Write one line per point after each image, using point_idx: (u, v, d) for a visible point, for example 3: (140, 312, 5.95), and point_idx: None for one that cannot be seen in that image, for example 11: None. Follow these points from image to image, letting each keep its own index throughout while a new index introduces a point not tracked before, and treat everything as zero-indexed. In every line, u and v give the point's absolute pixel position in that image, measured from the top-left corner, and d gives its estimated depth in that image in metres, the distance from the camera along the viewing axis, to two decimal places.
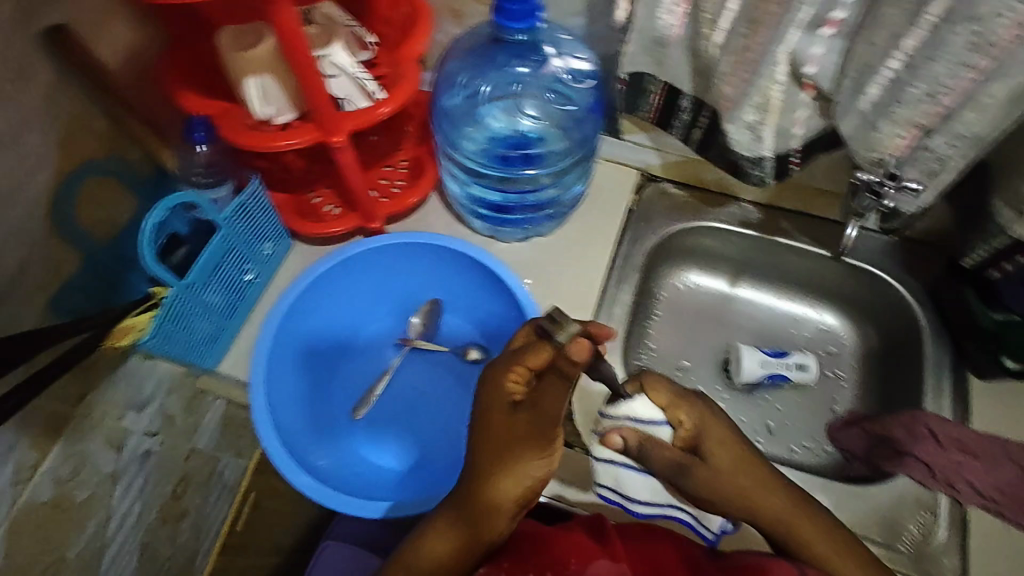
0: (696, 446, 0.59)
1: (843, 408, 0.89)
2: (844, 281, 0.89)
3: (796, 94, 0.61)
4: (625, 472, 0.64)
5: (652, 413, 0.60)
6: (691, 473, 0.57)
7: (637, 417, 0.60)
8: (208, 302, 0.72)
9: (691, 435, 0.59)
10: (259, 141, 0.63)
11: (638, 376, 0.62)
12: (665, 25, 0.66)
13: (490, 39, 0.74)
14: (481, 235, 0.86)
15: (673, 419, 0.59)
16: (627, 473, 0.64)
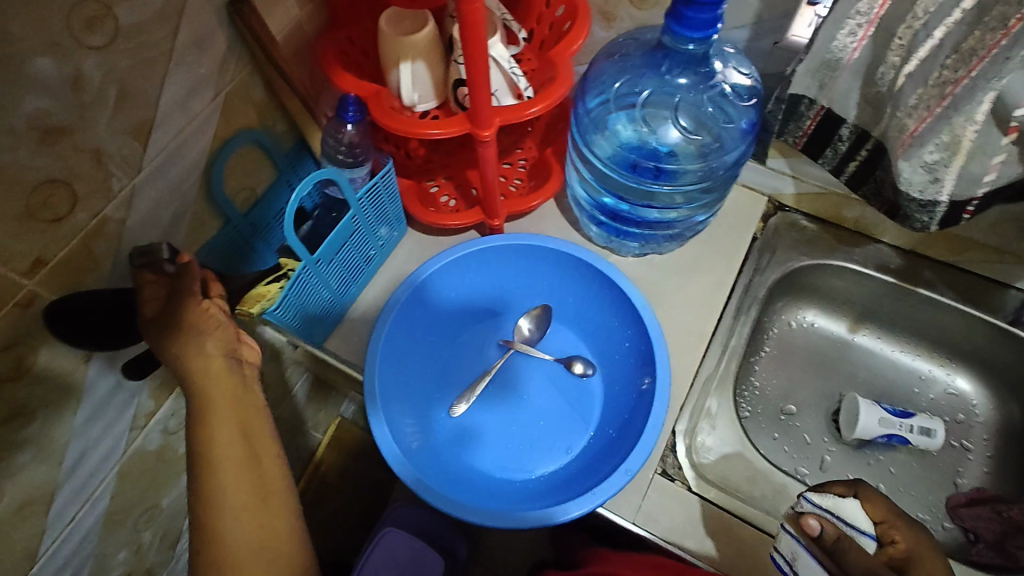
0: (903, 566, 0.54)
1: (968, 483, 0.81)
2: (989, 344, 0.81)
3: (995, 137, 0.54)
4: (807, 555, 0.56)
5: (862, 520, 0.56)
6: None
7: (848, 519, 0.56)
8: (328, 279, 0.73)
9: (901, 555, 0.55)
10: (408, 128, 0.62)
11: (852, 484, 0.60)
12: (841, 48, 0.62)
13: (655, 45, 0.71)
14: (596, 243, 0.85)
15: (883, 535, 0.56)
16: (807, 559, 0.56)
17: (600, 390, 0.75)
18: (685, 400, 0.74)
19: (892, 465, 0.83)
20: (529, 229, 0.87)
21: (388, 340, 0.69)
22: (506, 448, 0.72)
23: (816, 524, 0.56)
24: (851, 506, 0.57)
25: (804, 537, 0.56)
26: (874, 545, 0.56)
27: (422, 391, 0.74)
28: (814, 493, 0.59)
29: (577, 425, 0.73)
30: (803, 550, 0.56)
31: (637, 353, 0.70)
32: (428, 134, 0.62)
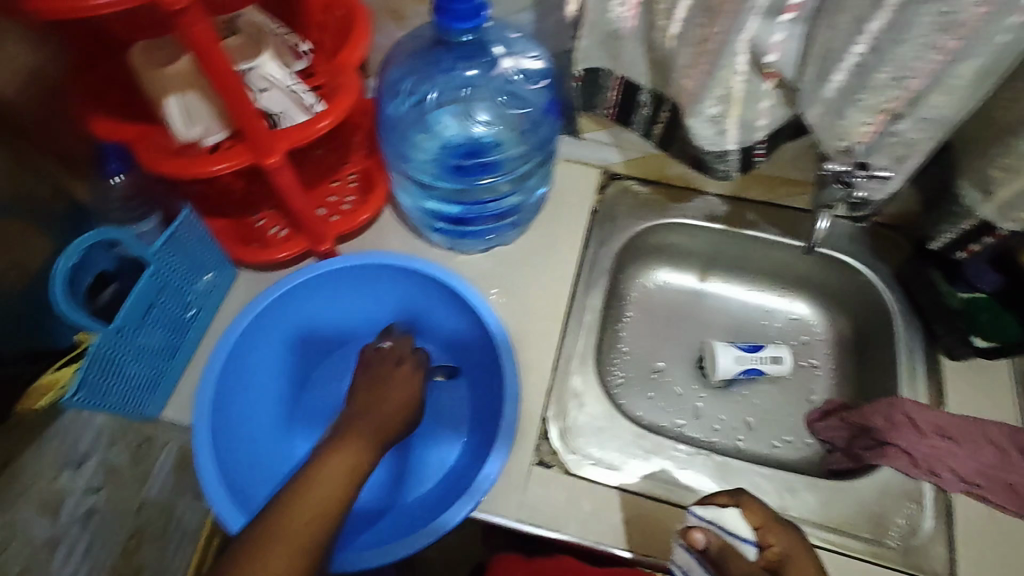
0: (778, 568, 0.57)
1: (820, 397, 0.88)
2: (813, 268, 0.89)
3: (759, 85, 0.58)
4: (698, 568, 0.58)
5: (744, 528, 0.58)
6: None
7: (728, 529, 0.58)
8: (144, 345, 0.66)
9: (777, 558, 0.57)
10: (186, 167, 0.57)
11: (733, 493, 0.61)
12: (618, 17, 0.62)
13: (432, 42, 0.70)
14: (440, 249, 0.82)
15: (762, 540, 0.58)
16: (699, 570, 0.58)
17: (467, 395, 0.74)
18: (551, 385, 0.75)
19: (755, 397, 0.88)
20: (371, 244, 0.83)
21: (222, 403, 0.64)
22: (380, 478, 0.69)
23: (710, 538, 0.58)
24: (733, 516, 0.58)
25: (693, 550, 0.59)
26: (755, 551, 0.57)
27: (278, 441, 0.69)
28: (698, 505, 0.60)
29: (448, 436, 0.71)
30: (694, 562, 0.59)
31: (488, 352, 0.69)
32: (213, 170, 0.57)
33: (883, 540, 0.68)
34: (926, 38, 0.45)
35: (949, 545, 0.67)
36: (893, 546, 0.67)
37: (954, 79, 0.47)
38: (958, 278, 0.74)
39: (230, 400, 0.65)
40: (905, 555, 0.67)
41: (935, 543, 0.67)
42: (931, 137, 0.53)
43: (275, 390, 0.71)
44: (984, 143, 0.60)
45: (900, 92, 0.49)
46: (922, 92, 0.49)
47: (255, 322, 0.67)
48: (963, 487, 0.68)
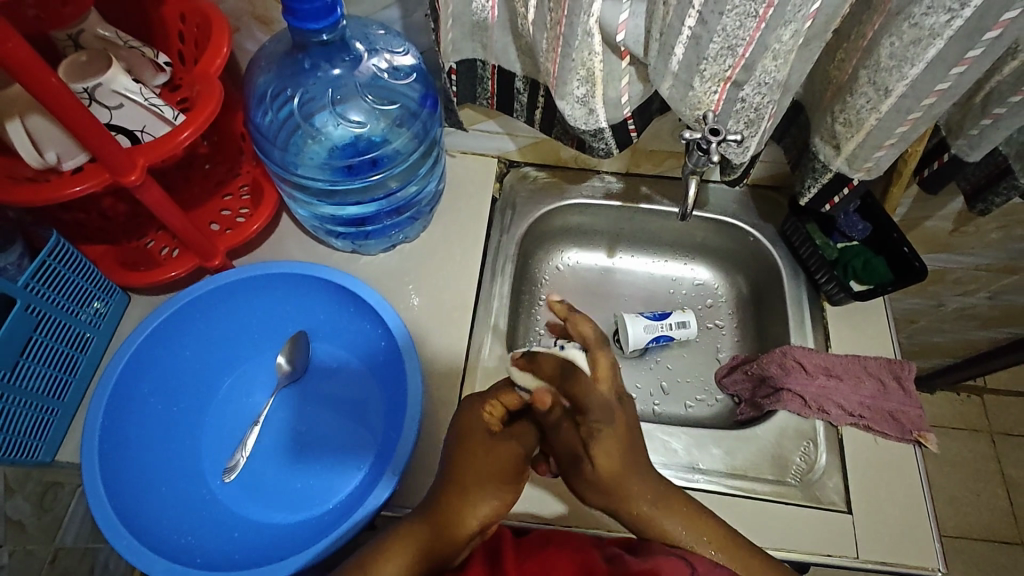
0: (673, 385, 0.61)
1: (727, 355, 0.93)
2: (708, 234, 0.93)
3: (616, 63, 0.61)
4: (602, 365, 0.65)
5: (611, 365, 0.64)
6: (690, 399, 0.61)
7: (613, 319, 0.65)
8: (25, 386, 0.63)
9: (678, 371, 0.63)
10: (38, 195, 0.54)
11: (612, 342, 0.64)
12: (479, 8, 0.64)
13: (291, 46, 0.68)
14: (343, 253, 0.82)
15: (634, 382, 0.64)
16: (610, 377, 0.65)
17: (378, 393, 0.72)
18: (464, 375, 0.76)
19: (668, 362, 0.92)
20: (269, 255, 0.82)
21: (114, 436, 0.62)
22: (299, 492, 0.67)
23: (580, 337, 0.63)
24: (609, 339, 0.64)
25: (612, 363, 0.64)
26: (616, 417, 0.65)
27: (186, 465, 0.68)
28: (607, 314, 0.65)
29: (366, 436, 0.70)
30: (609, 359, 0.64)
31: (390, 344, 0.69)
32: (71, 193, 0.54)
33: (784, 479, 0.72)
34: (744, 8, 0.48)
35: (842, 475, 0.72)
36: (793, 483, 0.72)
37: (777, 43, 0.51)
38: (834, 230, 0.82)
39: (125, 431, 0.64)
40: (805, 490, 0.71)
41: (829, 475, 0.72)
42: (772, 99, 0.57)
43: (178, 416, 0.69)
44: (827, 101, 0.65)
45: (734, 61, 0.53)
46: (752, 58, 0.52)
47: (140, 350, 0.65)
48: (849, 419, 0.74)
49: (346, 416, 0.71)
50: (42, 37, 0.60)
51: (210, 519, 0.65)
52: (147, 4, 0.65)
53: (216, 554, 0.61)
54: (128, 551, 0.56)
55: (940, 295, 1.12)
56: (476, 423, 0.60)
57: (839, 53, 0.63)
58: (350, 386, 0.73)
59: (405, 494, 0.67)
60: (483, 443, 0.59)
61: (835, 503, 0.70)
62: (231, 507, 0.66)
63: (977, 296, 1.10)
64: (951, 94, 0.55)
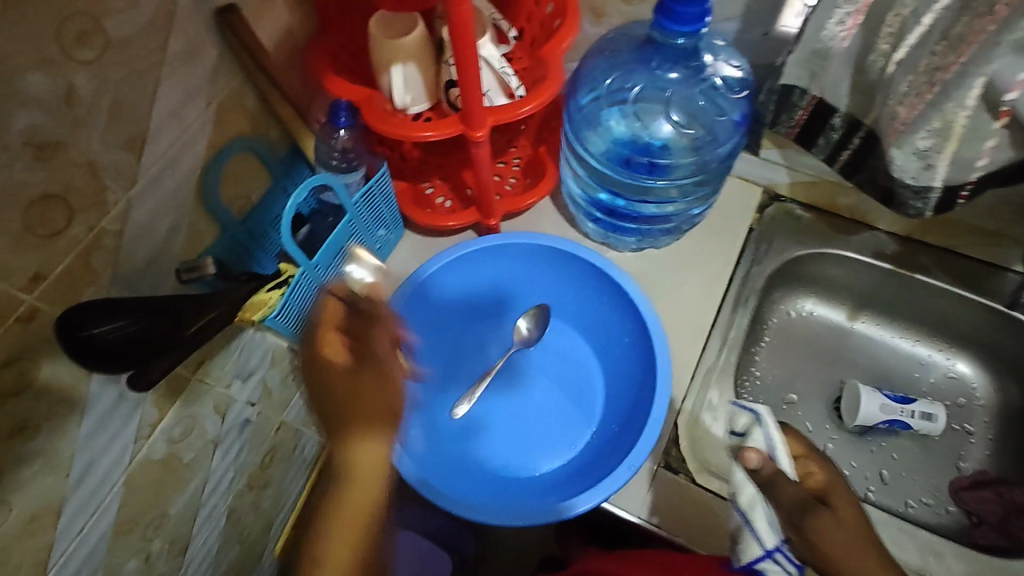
0: (823, 496, 0.53)
1: (970, 466, 0.81)
2: (988, 328, 0.82)
3: (986, 122, 0.55)
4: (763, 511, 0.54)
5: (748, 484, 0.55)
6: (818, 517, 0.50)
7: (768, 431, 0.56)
8: (327, 284, 0.73)
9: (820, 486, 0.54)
10: (399, 130, 0.62)
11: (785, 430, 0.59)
12: (830, 37, 0.61)
13: (646, 41, 0.72)
14: (592, 240, 0.85)
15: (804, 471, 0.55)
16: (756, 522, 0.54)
17: (604, 385, 0.76)
18: (687, 394, 0.75)
19: (894, 451, 0.83)
20: (525, 227, 0.87)
21: (394, 341, 0.70)
22: (513, 446, 0.73)
23: (750, 464, 0.54)
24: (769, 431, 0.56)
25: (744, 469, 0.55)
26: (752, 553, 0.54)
27: (427, 392, 0.75)
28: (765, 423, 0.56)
29: (581, 421, 0.74)
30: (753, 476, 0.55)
31: (636, 346, 0.72)
32: (422, 137, 0.62)
33: None
34: None
35: None
36: None
37: None
38: None
39: (401, 339, 0.72)
40: None
41: None
42: None
43: (433, 340, 0.77)
44: None
45: None
46: None
47: (432, 276, 0.73)
48: None
49: (568, 395, 0.76)
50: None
51: (437, 437, 0.72)
52: None
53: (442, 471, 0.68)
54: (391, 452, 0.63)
55: None
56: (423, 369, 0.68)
57: None
58: (575, 369, 0.78)
59: None
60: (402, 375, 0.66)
61: None
62: (452, 434, 0.73)
63: None
64: None
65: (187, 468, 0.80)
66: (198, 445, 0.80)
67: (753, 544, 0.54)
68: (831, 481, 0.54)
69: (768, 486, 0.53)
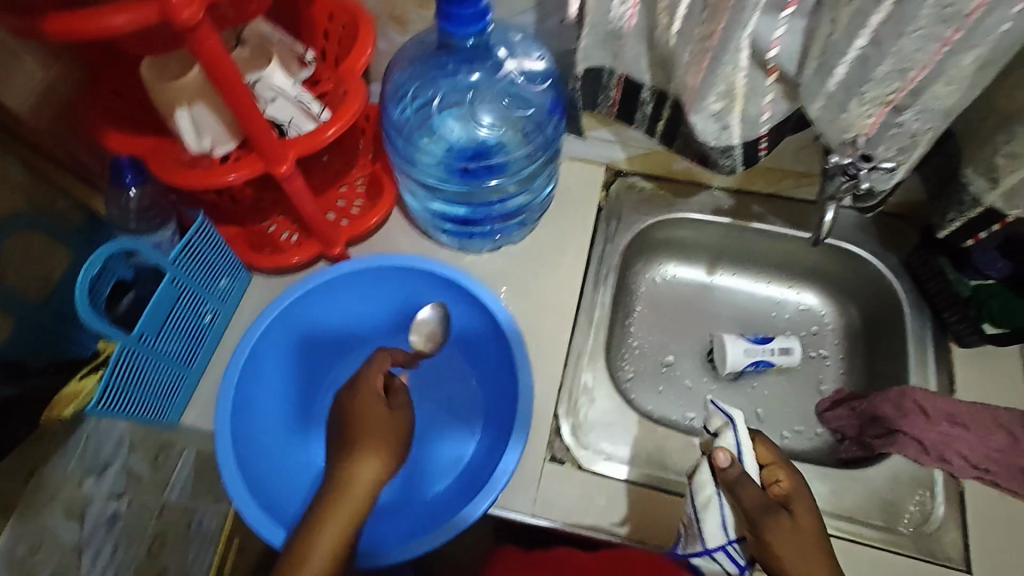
0: (786, 502, 0.58)
1: (830, 387, 0.88)
2: (820, 259, 0.89)
3: (761, 80, 0.59)
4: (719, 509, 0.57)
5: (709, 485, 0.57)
6: (777, 518, 0.55)
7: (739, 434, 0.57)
8: (162, 353, 0.67)
9: (784, 492, 0.59)
10: (199, 179, 0.58)
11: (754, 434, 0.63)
12: (618, 17, 0.63)
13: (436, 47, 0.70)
14: (448, 249, 0.84)
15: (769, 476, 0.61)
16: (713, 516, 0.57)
17: (481, 394, 0.75)
18: (562, 382, 0.76)
19: (765, 389, 0.89)
20: (380, 247, 0.84)
21: (242, 402, 0.65)
22: (397, 475, 0.71)
23: (720, 464, 0.55)
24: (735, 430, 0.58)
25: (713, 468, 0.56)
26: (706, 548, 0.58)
27: (296, 442, 0.71)
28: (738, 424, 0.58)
29: (464, 432, 0.73)
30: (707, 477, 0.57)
31: (500, 348, 0.70)
32: (225, 180, 0.58)
33: (895, 528, 0.68)
34: (930, 31, 0.45)
35: (961, 529, 0.68)
36: (905, 533, 0.68)
37: (955, 69, 0.48)
38: (966, 266, 0.75)
39: (249, 397, 0.67)
40: (917, 540, 0.67)
41: (947, 528, 0.68)
42: (934, 127, 0.53)
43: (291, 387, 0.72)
44: (986, 132, 0.61)
45: (902, 85, 0.50)
46: (924, 83, 0.49)
47: (273, 323, 0.68)
48: (973, 473, 0.69)
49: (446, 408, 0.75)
50: None
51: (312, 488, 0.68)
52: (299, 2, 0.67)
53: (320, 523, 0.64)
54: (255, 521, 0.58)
55: None
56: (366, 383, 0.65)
57: (1012, 80, 0.57)
58: (449, 380, 0.76)
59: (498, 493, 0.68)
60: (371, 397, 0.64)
61: (951, 559, 0.66)
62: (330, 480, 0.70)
63: None
64: None
65: None
66: (55, 557, 0.71)
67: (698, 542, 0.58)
68: (796, 488, 0.59)
69: (734, 483, 0.55)
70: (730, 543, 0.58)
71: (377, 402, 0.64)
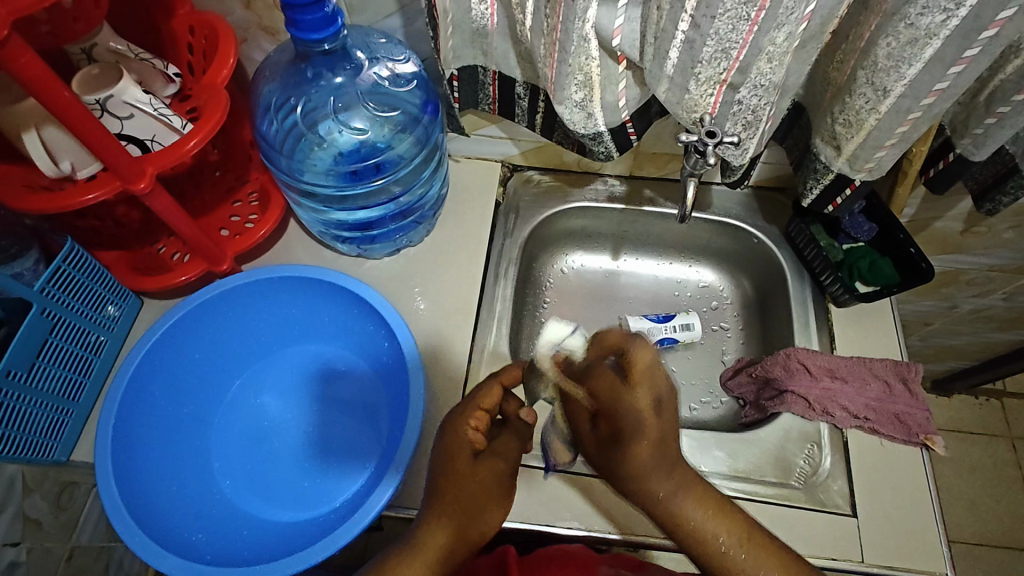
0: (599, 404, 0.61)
1: (732, 357, 0.92)
2: (712, 236, 0.93)
3: (613, 67, 0.62)
4: None
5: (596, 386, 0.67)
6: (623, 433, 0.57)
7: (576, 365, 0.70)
8: (40, 387, 0.65)
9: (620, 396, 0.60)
10: (51, 202, 0.56)
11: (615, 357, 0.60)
12: (480, 15, 0.65)
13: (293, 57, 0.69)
14: (348, 257, 0.83)
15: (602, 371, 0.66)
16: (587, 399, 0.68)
17: (384, 394, 0.73)
18: (467, 377, 0.77)
19: (673, 365, 0.92)
20: (278, 260, 0.83)
21: (127, 434, 0.64)
22: (307, 488, 0.69)
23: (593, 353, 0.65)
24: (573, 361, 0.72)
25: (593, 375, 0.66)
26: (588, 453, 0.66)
27: (196, 469, 0.68)
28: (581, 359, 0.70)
29: (373, 439, 0.71)
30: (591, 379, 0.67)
31: (394, 347, 0.69)
32: (83, 201, 0.57)
33: (788, 482, 0.72)
34: (737, 12, 0.49)
35: (847, 477, 0.72)
36: (797, 486, 0.72)
37: (772, 45, 0.51)
38: (838, 232, 0.81)
39: (137, 428, 0.65)
40: (809, 492, 0.71)
41: (834, 477, 0.72)
42: (769, 101, 0.57)
43: (188, 414, 0.70)
44: (824, 102, 0.66)
45: (729, 64, 0.53)
46: (747, 61, 0.53)
47: (153, 350, 0.66)
48: (854, 423, 0.73)
49: (353, 415, 0.73)
50: (60, 53, 0.62)
51: (216, 515, 0.66)
52: (159, 17, 0.66)
53: (223, 547, 0.63)
54: (141, 550, 0.57)
55: (954, 297, 1.11)
56: (462, 439, 0.59)
57: (838, 55, 0.62)
58: (355, 386, 0.74)
59: (407, 495, 0.68)
60: (468, 459, 0.57)
61: (839, 506, 0.70)
62: (236, 505, 0.68)
63: (992, 297, 1.08)
64: (949, 94, 0.55)
65: None
66: None
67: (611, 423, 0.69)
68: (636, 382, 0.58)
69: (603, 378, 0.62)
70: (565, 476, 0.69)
71: (469, 453, 0.58)
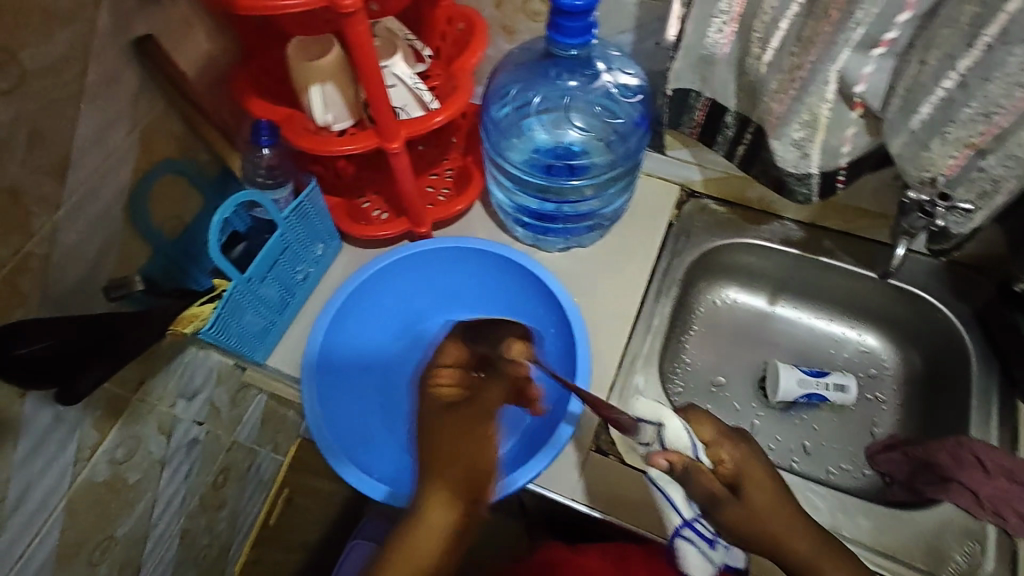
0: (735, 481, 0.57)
1: (883, 431, 0.88)
2: (888, 303, 0.88)
3: (845, 113, 0.62)
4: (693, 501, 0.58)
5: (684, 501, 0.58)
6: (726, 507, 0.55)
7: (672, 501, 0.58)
8: (262, 297, 0.75)
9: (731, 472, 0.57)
10: (320, 146, 0.66)
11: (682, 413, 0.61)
12: (714, 43, 0.67)
13: (542, 55, 0.77)
14: (524, 243, 0.88)
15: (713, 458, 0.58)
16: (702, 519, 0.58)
17: None
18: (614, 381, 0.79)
19: (815, 423, 0.89)
20: (459, 234, 0.90)
21: (327, 353, 0.73)
22: None
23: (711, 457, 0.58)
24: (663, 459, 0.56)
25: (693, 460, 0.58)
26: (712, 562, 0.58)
27: (366, 399, 0.77)
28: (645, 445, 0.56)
29: (517, 414, 0.78)
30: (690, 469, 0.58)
31: (561, 337, 0.75)
32: (342, 150, 0.66)
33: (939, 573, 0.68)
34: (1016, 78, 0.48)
35: None
36: None
37: None
38: None
39: (333, 350, 0.74)
40: None
41: None
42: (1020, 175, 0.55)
43: (368, 350, 0.79)
44: None
45: (987, 128, 0.52)
46: (1009, 128, 0.51)
47: (360, 287, 0.75)
48: None
49: None
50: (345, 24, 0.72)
51: (377, 443, 0.74)
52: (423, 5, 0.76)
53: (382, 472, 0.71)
54: (331, 458, 0.65)
55: None
56: None
57: None
58: (509, 363, 0.81)
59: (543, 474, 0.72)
60: None
61: None
62: (393, 439, 0.76)
63: None
64: None
65: (135, 489, 0.81)
66: (144, 465, 0.81)
67: (672, 514, 0.59)
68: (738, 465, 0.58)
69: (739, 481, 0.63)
70: (698, 520, 0.58)
71: None
